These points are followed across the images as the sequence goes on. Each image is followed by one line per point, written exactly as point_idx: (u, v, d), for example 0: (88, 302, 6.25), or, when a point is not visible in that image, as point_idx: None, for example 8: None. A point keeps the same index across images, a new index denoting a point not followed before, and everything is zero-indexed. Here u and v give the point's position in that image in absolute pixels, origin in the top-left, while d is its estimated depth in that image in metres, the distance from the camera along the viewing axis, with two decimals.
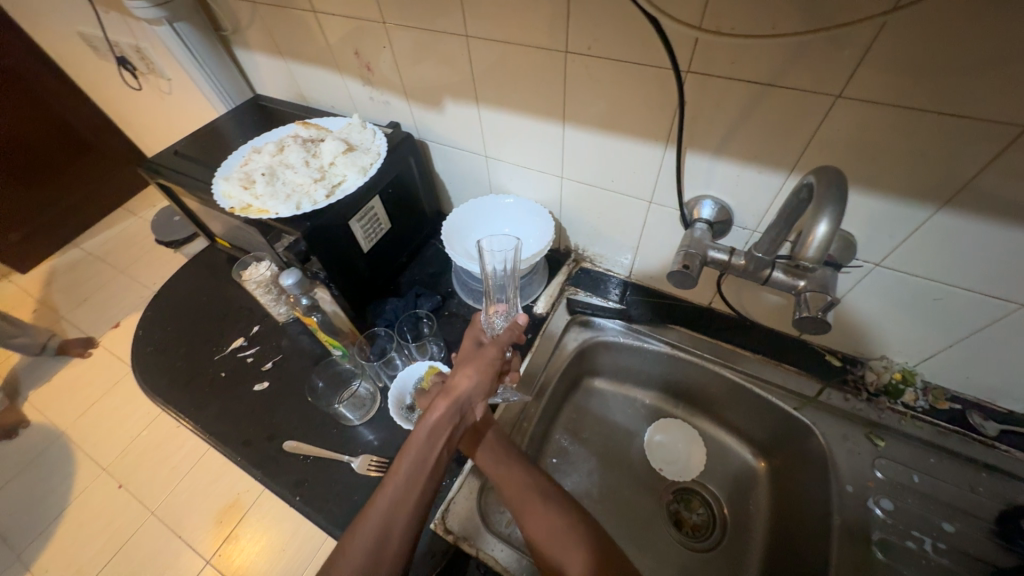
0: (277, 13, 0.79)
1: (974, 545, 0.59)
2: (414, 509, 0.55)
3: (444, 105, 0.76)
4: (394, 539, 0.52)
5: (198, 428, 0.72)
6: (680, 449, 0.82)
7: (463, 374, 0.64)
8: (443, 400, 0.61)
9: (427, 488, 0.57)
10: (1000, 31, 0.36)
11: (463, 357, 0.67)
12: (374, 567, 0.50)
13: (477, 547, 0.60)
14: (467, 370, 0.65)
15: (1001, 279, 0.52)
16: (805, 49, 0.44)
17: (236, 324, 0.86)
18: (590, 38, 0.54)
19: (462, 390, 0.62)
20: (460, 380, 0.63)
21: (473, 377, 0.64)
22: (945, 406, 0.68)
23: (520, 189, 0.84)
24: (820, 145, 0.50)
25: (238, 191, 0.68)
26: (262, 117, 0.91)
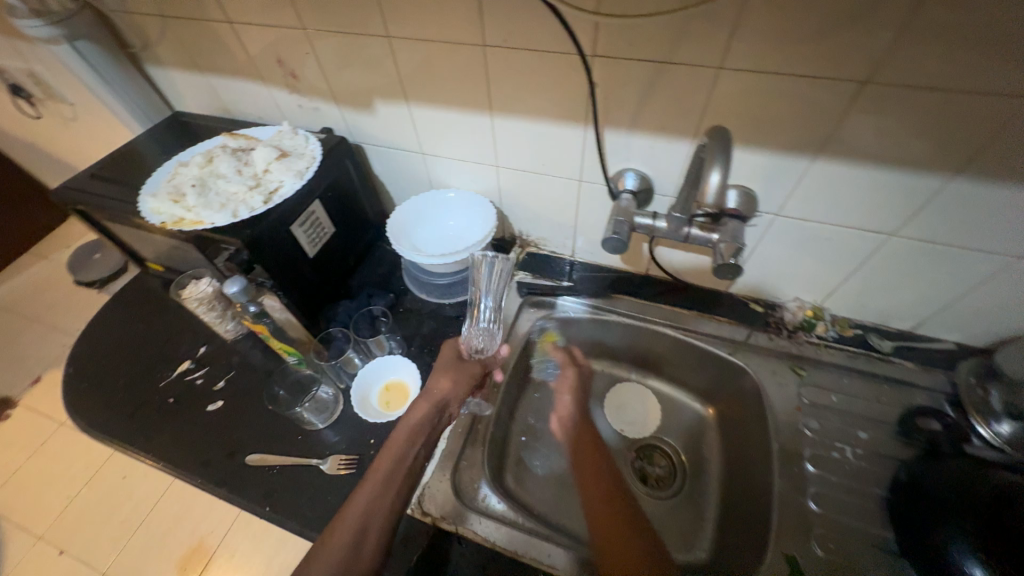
0: (190, 26, 0.77)
1: (884, 445, 0.69)
2: (390, 503, 0.56)
3: (374, 106, 0.78)
4: (373, 533, 0.54)
5: (151, 457, 0.69)
6: (640, 411, 0.87)
7: (443, 379, 0.69)
8: (425, 401, 0.66)
9: (405, 483, 0.59)
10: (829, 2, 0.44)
11: (440, 366, 0.71)
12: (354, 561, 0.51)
13: (455, 523, 0.63)
14: (448, 375, 0.70)
15: (871, 213, 0.61)
16: (687, 27, 0.51)
17: (180, 348, 0.83)
18: (505, 29, 0.58)
19: (443, 391, 0.68)
20: (439, 383, 0.68)
21: (454, 382, 0.69)
22: (850, 333, 0.78)
23: (460, 182, 0.86)
24: (714, 111, 0.57)
25: (168, 205, 0.66)
26: (184, 133, 0.88)
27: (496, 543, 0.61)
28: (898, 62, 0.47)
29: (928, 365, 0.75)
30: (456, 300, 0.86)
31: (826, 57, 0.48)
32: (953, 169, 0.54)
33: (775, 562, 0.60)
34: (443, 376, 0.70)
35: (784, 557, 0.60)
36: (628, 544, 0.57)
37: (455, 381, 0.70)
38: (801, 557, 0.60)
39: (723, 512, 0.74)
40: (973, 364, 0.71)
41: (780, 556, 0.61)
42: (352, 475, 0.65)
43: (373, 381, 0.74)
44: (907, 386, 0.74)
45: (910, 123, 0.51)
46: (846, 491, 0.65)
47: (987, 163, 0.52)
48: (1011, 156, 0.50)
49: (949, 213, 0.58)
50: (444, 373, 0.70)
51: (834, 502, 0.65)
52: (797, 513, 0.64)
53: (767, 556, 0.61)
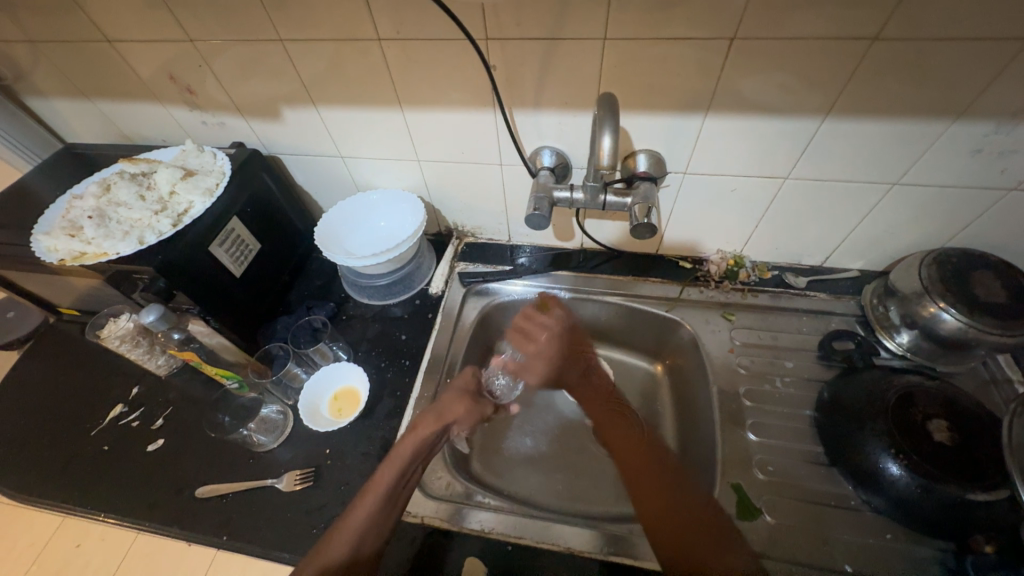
0: (65, 49, 0.72)
1: (809, 370, 0.75)
2: (387, 514, 0.56)
3: (282, 113, 0.76)
4: (367, 543, 0.54)
5: (89, 510, 0.65)
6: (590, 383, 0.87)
7: (459, 403, 0.68)
8: (432, 418, 0.65)
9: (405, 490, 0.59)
10: None
11: (456, 395, 0.70)
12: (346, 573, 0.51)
13: (452, 522, 0.63)
14: (463, 403, 0.69)
15: (764, 160, 0.67)
16: (568, 3, 0.53)
17: (110, 393, 0.78)
18: (398, 22, 0.59)
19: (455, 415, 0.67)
20: (454, 406, 0.68)
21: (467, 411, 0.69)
22: (769, 275, 0.85)
23: (385, 181, 0.86)
24: (609, 82, 0.60)
25: (65, 241, 0.62)
26: (79, 166, 0.82)
27: (493, 531, 0.62)
28: (756, 17, 0.51)
29: (838, 293, 0.82)
30: (400, 300, 0.87)
31: (696, 17, 0.52)
32: (823, 110, 0.59)
33: (723, 493, 0.65)
34: (461, 408, 0.69)
35: (730, 486, 0.65)
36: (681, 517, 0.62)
37: (467, 410, 0.70)
38: (744, 484, 0.65)
39: (679, 458, 0.78)
40: (873, 287, 0.79)
41: (727, 486, 0.65)
42: (309, 487, 0.64)
43: (322, 392, 0.73)
44: (824, 314, 0.81)
45: (778, 71, 0.56)
46: (779, 417, 0.71)
47: (849, 101, 0.57)
48: (868, 92, 0.56)
49: (829, 151, 0.64)
50: (460, 403, 0.69)
51: (770, 429, 0.70)
52: (739, 445, 0.69)
53: (716, 488, 0.65)
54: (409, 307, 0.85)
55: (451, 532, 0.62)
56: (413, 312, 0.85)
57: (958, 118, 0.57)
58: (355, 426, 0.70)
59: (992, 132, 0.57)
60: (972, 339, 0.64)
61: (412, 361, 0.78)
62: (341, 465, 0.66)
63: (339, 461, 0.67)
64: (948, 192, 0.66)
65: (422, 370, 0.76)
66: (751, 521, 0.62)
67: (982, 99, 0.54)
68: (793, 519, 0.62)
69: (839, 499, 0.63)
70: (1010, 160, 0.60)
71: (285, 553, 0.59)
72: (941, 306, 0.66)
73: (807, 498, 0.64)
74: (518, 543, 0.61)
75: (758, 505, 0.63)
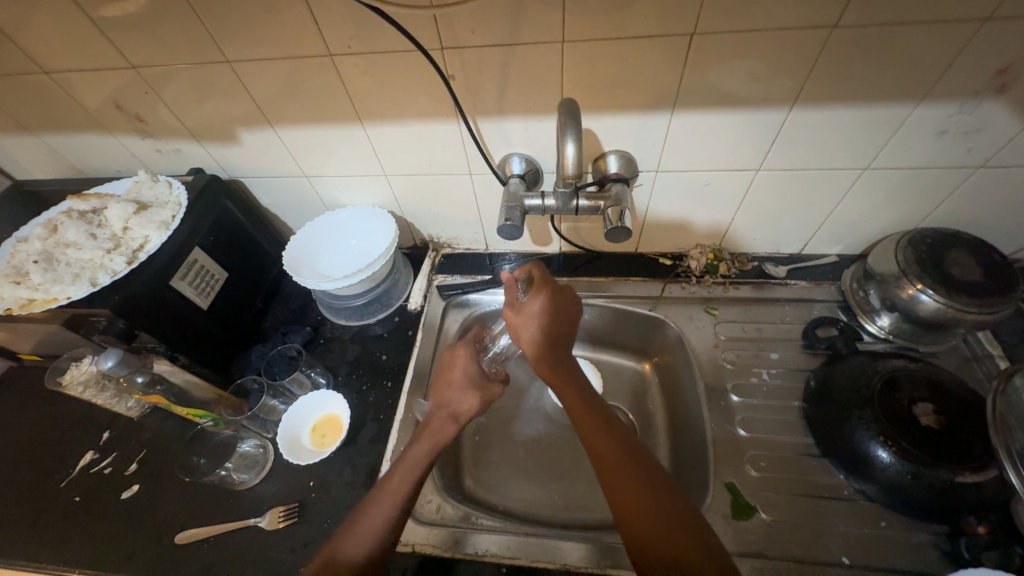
0: (1, 84, 0.68)
1: (796, 361, 0.75)
2: (385, 519, 0.53)
3: (238, 136, 0.73)
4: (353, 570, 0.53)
5: (59, 569, 0.61)
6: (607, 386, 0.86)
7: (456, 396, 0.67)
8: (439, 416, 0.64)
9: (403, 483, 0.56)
10: None
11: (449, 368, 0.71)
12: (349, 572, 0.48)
13: (446, 549, 0.61)
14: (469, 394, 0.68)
15: (735, 153, 0.66)
16: (522, 8, 0.51)
17: (80, 440, 0.74)
18: (348, 37, 0.56)
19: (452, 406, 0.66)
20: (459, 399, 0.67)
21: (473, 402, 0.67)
22: (749, 266, 0.84)
23: (353, 198, 0.83)
24: (572, 84, 0.59)
25: (10, 289, 0.59)
26: (29, 203, 0.78)
27: (488, 554, 0.61)
28: (714, 10, 0.50)
29: (819, 280, 0.82)
30: (378, 318, 0.84)
31: (652, 15, 0.51)
32: (790, 100, 0.58)
33: (717, 492, 0.64)
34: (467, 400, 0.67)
35: (724, 486, 0.64)
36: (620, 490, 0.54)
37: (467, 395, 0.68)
38: (738, 482, 0.64)
39: (675, 459, 0.77)
40: (852, 271, 0.79)
41: (721, 486, 0.64)
42: (294, 524, 0.62)
43: (302, 423, 0.71)
44: (806, 302, 0.80)
45: (742, 64, 0.55)
46: (767, 410, 0.70)
47: (813, 91, 0.57)
48: (831, 81, 0.55)
49: (799, 141, 0.63)
50: (448, 373, 0.70)
51: (760, 423, 0.69)
52: (731, 443, 0.68)
53: (711, 489, 0.64)
54: (389, 326, 0.83)
55: (443, 559, 0.61)
56: (392, 330, 0.83)
57: (922, 101, 0.57)
58: (340, 455, 0.68)
59: (956, 112, 0.57)
60: (953, 319, 0.65)
61: (394, 381, 0.76)
62: (326, 498, 0.64)
63: (324, 494, 0.65)
64: (918, 173, 0.66)
65: (405, 389, 0.74)
66: (747, 520, 0.61)
67: (943, 81, 0.54)
68: (789, 514, 0.61)
69: (833, 491, 0.63)
70: (975, 139, 0.60)
71: None
72: (919, 288, 0.66)
73: (801, 492, 0.63)
74: (513, 563, 0.60)
75: (753, 502, 0.63)
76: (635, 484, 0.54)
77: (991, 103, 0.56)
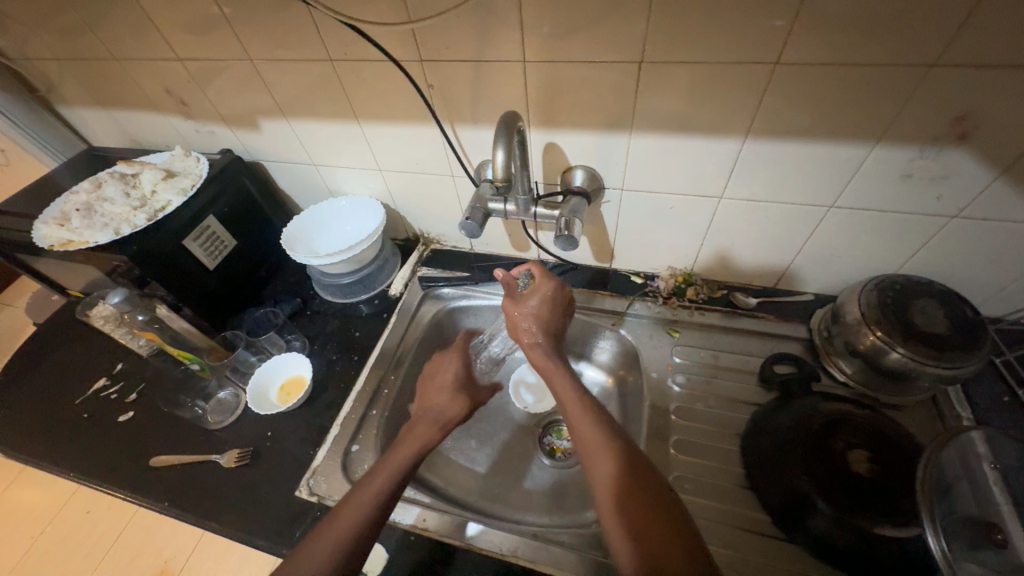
0: (84, 66, 0.84)
1: (748, 393, 0.74)
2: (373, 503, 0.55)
3: (259, 124, 0.84)
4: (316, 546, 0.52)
5: (57, 469, 0.73)
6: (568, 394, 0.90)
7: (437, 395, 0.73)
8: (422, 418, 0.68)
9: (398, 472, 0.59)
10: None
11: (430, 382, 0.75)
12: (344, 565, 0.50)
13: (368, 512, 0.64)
14: (451, 394, 0.73)
15: (695, 178, 0.68)
16: (486, 30, 0.58)
17: (98, 368, 0.87)
18: (344, 45, 0.65)
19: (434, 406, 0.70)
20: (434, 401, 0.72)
21: (459, 406, 0.71)
22: (719, 294, 0.85)
23: (354, 188, 0.92)
24: (536, 100, 0.64)
25: (56, 230, 0.72)
26: (94, 165, 0.94)
27: (405, 522, 0.64)
28: (659, 41, 0.53)
29: (789, 316, 0.80)
30: (361, 299, 0.92)
31: (601, 42, 0.55)
32: (743, 131, 0.60)
33: None
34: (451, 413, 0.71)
35: None
36: (626, 505, 0.51)
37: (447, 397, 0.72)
38: None
39: None
40: (821, 315, 0.78)
41: None
42: (245, 465, 0.70)
43: (272, 380, 0.79)
44: (771, 336, 0.79)
45: (690, 92, 0.58)
46: (706, 436, 0.70)
47: (764, 124, 0.58)
48: (781, 114, 0.57)
49: (757, 171, 0.64)
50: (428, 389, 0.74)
51: (695, 447, 0.69)
52: (660, 461, 0.69)
53: None
54: (368, 307, 0.91)
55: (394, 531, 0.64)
56: (371, 311, 0.90)
57: (879, 142, 0.56)
58: (298, 413, 0.75)
59: (917, 157, 0.56)
60: (913, 371, 0.61)
61: (361, 356, 0.83)
62: (278, 447, 0.71)
63: (277, 443, 0.72)
64: (888, 216, 0.65)
65: (369, 364, 0.81)
66: None
67: (899, 122, 0.54)
68: (703, 540, 0.61)
69: (754, 524, 0.62)
70: (943, 186, 0.59)
71: (214, 523, 0.64)
72: (879, 334, 0.63)
73: (722, 520, 0.62)
74: (512, 560, 0.59)
75: None
76: (643, 503, 0.51)
77: (952, 150, 0.55)
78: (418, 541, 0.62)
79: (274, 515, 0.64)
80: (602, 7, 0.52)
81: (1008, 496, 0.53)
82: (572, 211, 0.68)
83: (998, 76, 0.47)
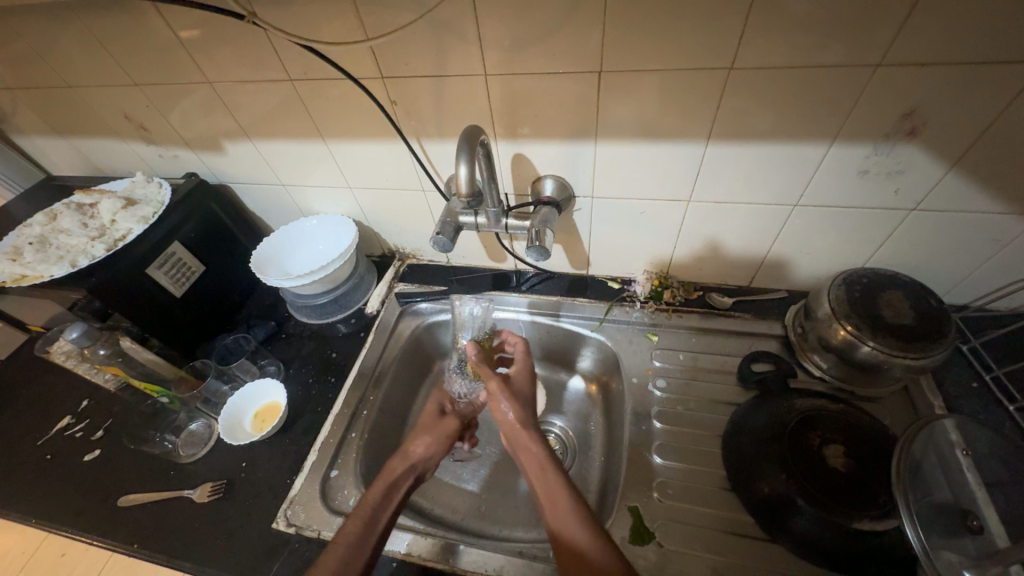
0: (37, 95, 0.81)
1: (728, 393, 0.74)
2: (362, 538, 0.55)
3: (224, 147, 0.82)
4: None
5: (18, 516, 0.69)
6: (555, 403, 0.90)
7: (421, 441, 0.68)
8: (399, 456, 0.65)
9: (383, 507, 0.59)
10: (530, 8, 0.52)
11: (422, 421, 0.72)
12: None
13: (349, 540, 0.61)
14: (425, 437, 0.69)
15: (662, 182, 0.68)
16: (446, 44, 0.58)
17: (63, 405, 0.84)
18: (303, 64, 0.64)
19: (417, 453, 0.67)
20: (416, 445, 0.67)
21: (430, 445, 0.68)
22: (695, 295, 0.86)
23: (324, 207, 0.91)
24: (500, 112, 0.64)
25: (8, 265, 0.68)
26: (52, 195, 0.91)
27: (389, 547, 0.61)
28: (615, 50, 0.54)
29: (765, 314, 0.81)
30: (337, 318, 0.90)
31: (559, 53, 0.56)
32: (704, 135, 0.61)
33: (620, 514, 0.64)
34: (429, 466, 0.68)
35: (627, 509, 0.64)
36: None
37: (428, 445, 0.68)
38: (642, 506, 0.64)
39: (601, 482, 0.76)
40: (795, 310, 0.78)
41: (625, 509, 0.64)
42: (220, 499, 0.67)
43: (246, 408, 0.77)
44: (748, 335, 0.80)
45: (649, 100, 0.58)
46: (687, 439, 0.70)
47: (723, 128, 0.59)
48: (739, 117, 0.58)
49: (721, 174, 0.65)
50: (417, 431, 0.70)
51: (678, 451, 0.69)
52: (644, 467, 0.68)
53: (615, 511, 0.65)
54: (344, 327, 0.89)
55: None
56: (347, 331, 0.88)
57: (835, 141, 0.58)
58: (274, 440, 0.73)
59: (872, 154, 0.58)
60: (883, 364, 0.62)
61: (338, 377, 0.81)
62: (254, 478, 0.69)
63: (252, 474, 0.70)
64: (850, 212, 0.66)
65: (346, 385, 0.79)
66: (642, 545, 0.60)
67: (851, 121, 0.55)
68: (692, 545, 0.60)
69: (739, 526, 0.61)
70: (900, 180, 0.60)
71: (187, 562, 0.61)
72: (849, 330, 0.64)
73: (708, 524, 0.62)
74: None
75: (652, 528, 0.62)
76: None
77: (905, 146, 0.56)
78: (403, 568, 0.60)
79: (249, 550, 0.62)
80: (557, 19, 0.52)
81: (980, 479, 0.54)
82: (544, 221, 0.68)
83: (941, 73, 0.49)
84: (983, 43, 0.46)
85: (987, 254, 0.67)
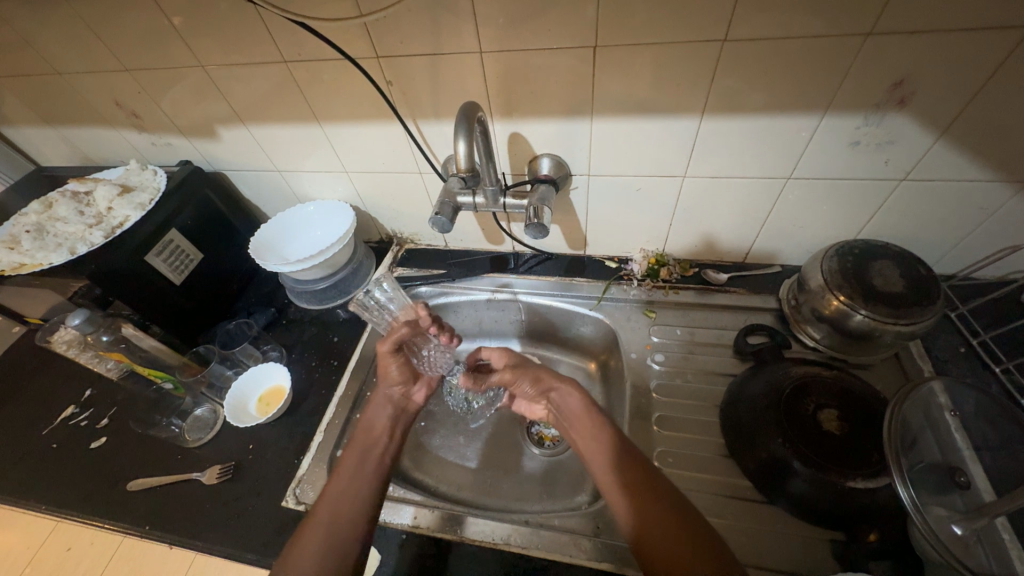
0: (25, 83, 0.80)
1: (725, 365, 0.76)
2: (359, 488, 0.57)
3: (218, 133, 0.82)
4: None
5: (27, 504, 0.70)
6: None
7: (389, 368, 0.70)
8: (378, 398, 0.69)
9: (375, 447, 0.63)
10: None
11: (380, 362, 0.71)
12: (333, 544, 0.51)
13: None
14: (403, 366, 0.71)
15: (656, 158, 0.69)
16: (440, 22, 0.58)
17: (66, 395, 0.84)
18: (297, 45, 0.64)
19: (389, 381, 0.70)
20: (388, 372, 0.70)
21: (404, 371, 0.71)
22: (692, 272, 0.87)
23: (322, 193, 0.91)
24: (495, 91, 0.64)
25: (6, 254, 0.68)
26: (42, 185, 0.90)
27: (397, 522, 0.63)
28: (609, 23, 0.54)
29: (760, 289, 0.83)
30: (336, 304, 0.91)
31: (554, 29, 0.56)
32: (698, 110, 0.62)
33: None
34: (417, 385, 0.74)
35: None
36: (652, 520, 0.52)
37: (407, 372, 0.72)
38: None
39: None
40: (790, 283, 0.80)
41: None
42: (228, 480, 0.68)
43: (250, 392, 0.78)
44: (742, 309, 0.81)
45: (643, 74, 0.59)
46: (685, 410, 0.72)
47: (717, 102, 0.60)
48: (733, 89, 0.58)
49: (715, 149, 0.66)
50: (388, 364, 0.70)
51: (677, 423, 0.71)
52: (644, 438, 0.70)
53: None
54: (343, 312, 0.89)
55: (381, 527, 0.63)
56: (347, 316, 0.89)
57: (827, 112, 0.59)
58: (280, 423, 0.74)
59: (863, 124, 0.59)
60: (874, 332, 0.63)
61: (340, 360, 0.82)
62: (261, 460, 0.70)
63: (259, 456, 0.71)
64: (842, 183, 0.67)
65: (349, 369, 0.80)
66: None
67: (842, 93, 0.56)
68: None
69: (736, 490, 0.64)
70: (890, 151, 0.61)
71: (199, 539, 0.63)
72: (842, 299, 0.65)
73: (707, 490, 0.64)
74: (505, 548, 0.59)
75: None
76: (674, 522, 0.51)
77: (895, 115, 0.57)
78: (412, 539, 0.61)
79: (259, 528, 0.63)
80: None
81: (968, 442, 0.56)
82: (541, 199, 0.69)
83: (928, 41, 0.50)
84: (971, 11, 0.47)
85: (976, 222, 0.68)
